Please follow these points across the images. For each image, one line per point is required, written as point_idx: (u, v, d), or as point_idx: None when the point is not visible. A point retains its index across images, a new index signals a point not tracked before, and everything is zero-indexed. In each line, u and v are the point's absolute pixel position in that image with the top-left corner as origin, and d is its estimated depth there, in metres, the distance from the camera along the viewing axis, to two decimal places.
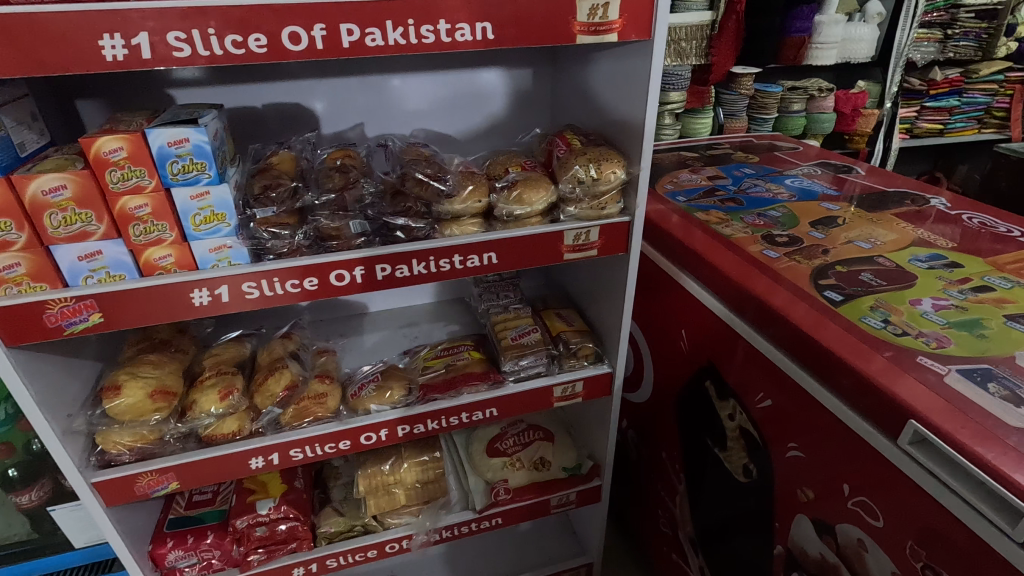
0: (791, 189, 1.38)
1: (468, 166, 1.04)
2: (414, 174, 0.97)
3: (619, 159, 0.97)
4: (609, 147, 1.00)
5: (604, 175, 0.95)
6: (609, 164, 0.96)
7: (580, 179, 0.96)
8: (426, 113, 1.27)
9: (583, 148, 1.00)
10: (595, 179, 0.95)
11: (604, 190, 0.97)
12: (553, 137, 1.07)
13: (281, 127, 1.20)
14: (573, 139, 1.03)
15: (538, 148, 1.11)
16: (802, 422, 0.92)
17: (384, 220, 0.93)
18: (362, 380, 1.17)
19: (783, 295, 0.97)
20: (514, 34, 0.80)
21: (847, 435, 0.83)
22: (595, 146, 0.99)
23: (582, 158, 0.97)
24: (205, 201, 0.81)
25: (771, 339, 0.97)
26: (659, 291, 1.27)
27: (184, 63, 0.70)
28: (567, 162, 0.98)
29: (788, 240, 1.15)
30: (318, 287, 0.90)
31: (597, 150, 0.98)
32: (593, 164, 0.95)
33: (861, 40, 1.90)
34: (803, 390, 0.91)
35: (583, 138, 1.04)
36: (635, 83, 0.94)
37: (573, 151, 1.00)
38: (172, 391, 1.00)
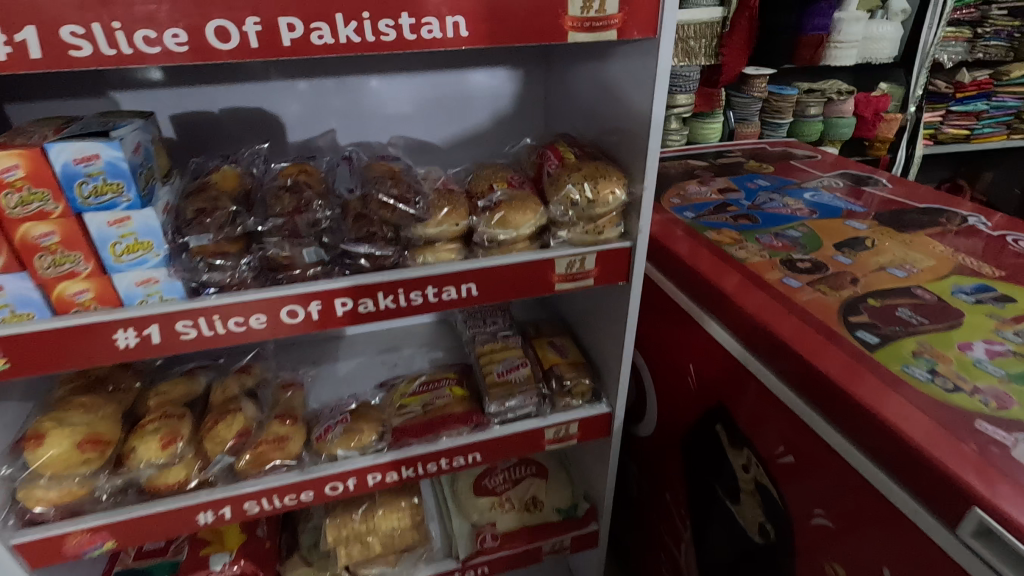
0: (811, 205, 1.25)
1: (446, 183, 0.91)
2: (380, 192, 0.84)
3: (619, 177, 0.84)
4: (607, 162, 0.86)
5: (601, 196, 0.82)
6: (608, 183, 0.82)
7: (573, 201, 0.83)
8: (405, 119, 1.14)
9: (577, 163, 0.87)
10: (592, 200, 0.82)
11: (601, 213, 0.84)
12: (544, 150, 0.94)
13: (242, 134, 1.07)
14: (566, 152, 0.90)
15: (527, 161, 0.98)
16: (830, 486, 0.79)
17: (344, 248, 0.80)
18: (329, 421, 1.03)
19: (807, 334, 0.84)
20: (492, 32, 0.67)
21: (887, 510, 0.70)
22: (591, 161, 0.86)
23: (575, 175, 0.84)
24: (125, 228, 0.68)
25: (793, 386, 0.84)
26: (664, 318, 1.14)
27: (83, 63, 0.57)
28: (559, 181, 0.85)
29: (811, 265, 1.01)
30: (266, 325, 0.77)
31: (594, 166, 0.85)
32: (589, 184, 0.82)
33: (882, 39, 1.76)
34: (833, 452, 0.78)
35: (578, 150, 0.91)
36: (637, 89, 0.81)
37: (566, 168, 0.87)
38: (106, 439, 0.88)
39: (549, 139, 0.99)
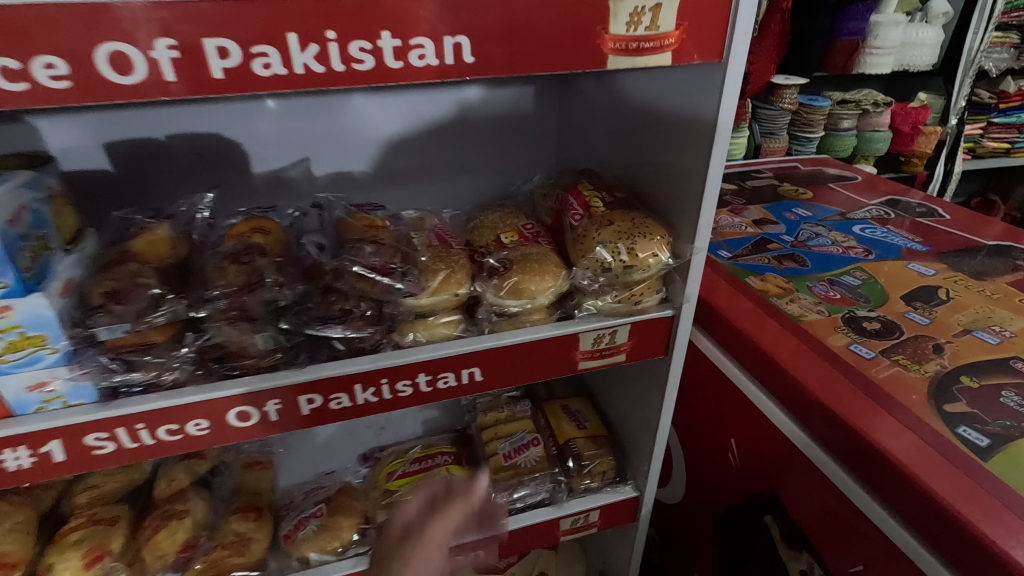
0: (863, 242, 1.08)
1: (442, 234, 0.73)
2: (358, 250, 0.66)
3: (663, 234, 0.66)
4: (646, 214, 0.69)
5: (639, 261, 0.65)
6: (650, 243, 0.65)
7: (606, 266, 0.66)
8: (395, 146, 0.96)
9: (609, 216, 0.70)
10: (629, 264, 0.65)
11: (641, 279, 0.66)
12: (562, 194, 0.77)
13: (196, 166, 0.88)
14: (593, 199, 0.73)
15: (542, 205, 0.80)
16: None
17: (310, 330, 0.62)
18: (300, 514, 0.85)
19: (900, 436, 0.67)
20: (506, 58, 0.49)
21: None
22: (626, 214, 0.69)
23: (606, 232, 0.67)
24: (4, 321, 0.49)
25: (878, 497, 0.67)
26: (698, 380, 0.97)
27: None
28: (587, 239, 0.68)
29: (880, 326, 0.85)
30: (209, 431, 0.59)
31: (630, 221, 0.68)
32: (627, 244, 0.65)
33: (923, 45, 1.59)
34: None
35: (607, 195, 0.74)
36: (689, 126, 0.64)
37: (595, 221, 0.70)
38: (12, 561, 0.67)
39: (568, 177, 0.81)
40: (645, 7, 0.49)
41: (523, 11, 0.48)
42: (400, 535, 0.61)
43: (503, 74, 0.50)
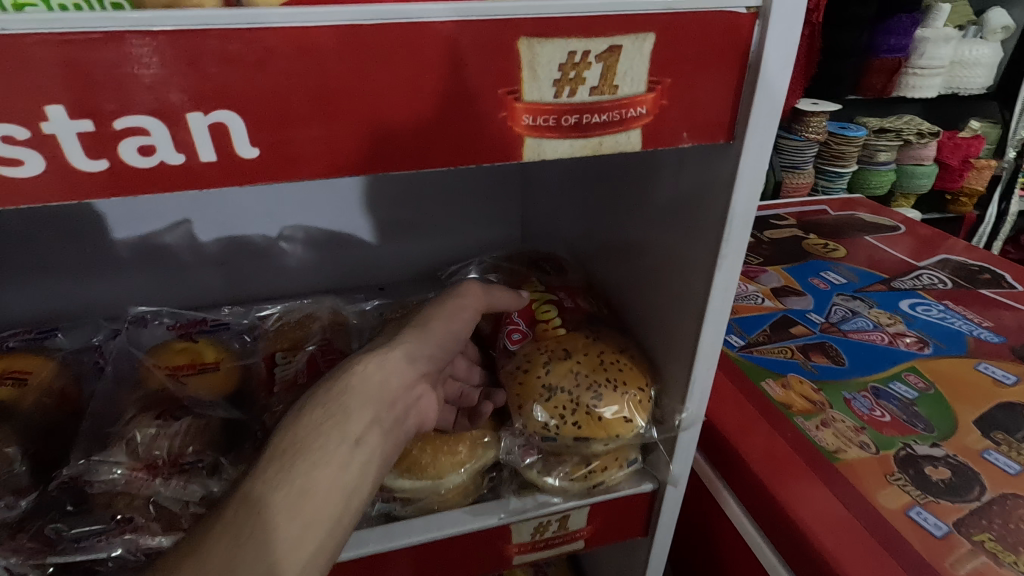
0: (916, 327, 0.84)
1: (323, 353, 0.51)
2: (134, 432, 0.41)
3: (642, 377, 0.46)
4: (619, 348, 0.48)
5: (608, 424, 0.44)
6: (620, 400, 0.45)
7: (552, 425, 0.45)
8: (305, 202, 0.74)
9: (562, 342, 0.49)
10: (591, 427, 0.44)
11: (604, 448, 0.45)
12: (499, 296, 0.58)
13: (24, 233, 0.65)
14: (546, 309, 0.53)
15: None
16: None
17: (61, 558, 0.36)
18: None
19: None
20: (343, 149, 0.27)
21: None
22: (589, 342, 0.49)
23: (557, 372, 0.47)
24: None
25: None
26: (699, 518, 0.74)
27: None
28: (528, 377, 0.47)
29: (952, 474, 0.61)
30: None
31: (595, 356, 0.47)
32: (587, 397, 0.45)
33: (978, 65, 1.34)
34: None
35: (565, 303, 0.54)
36: (682, 231, 0.41)
37: (541, 348, 0.49)
38: None
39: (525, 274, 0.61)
40: (590, 52, 0.27)
41: (380, 77, 0.25)
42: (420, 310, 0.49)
43: (412, 153, 0.28)
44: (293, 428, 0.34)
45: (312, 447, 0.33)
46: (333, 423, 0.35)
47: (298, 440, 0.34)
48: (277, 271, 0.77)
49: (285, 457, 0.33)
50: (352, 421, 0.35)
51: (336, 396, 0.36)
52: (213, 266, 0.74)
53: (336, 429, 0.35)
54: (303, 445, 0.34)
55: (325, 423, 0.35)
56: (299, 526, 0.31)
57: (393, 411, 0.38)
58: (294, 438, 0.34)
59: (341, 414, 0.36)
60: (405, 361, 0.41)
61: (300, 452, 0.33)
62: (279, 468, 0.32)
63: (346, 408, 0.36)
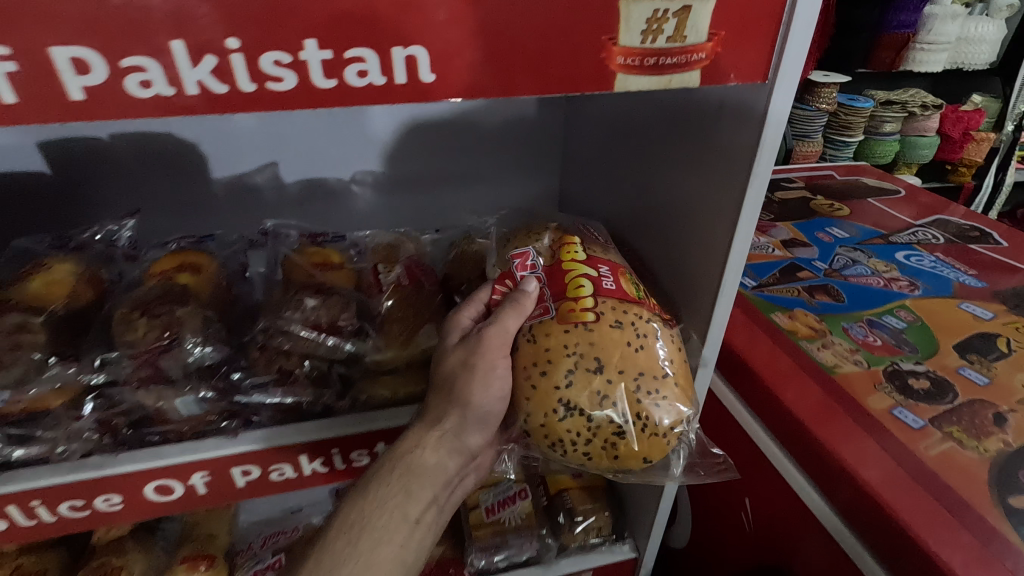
0: (907, 273, 0.95)
1: (414, 267, 0.62)
2: (302, 300, 0.53)
3: (668, 412, 0.49)
4: (659, 375, 0.49)
5: (623, 460, 0.50)
6: (641, 444, 0.49)
7: (561, 445, 0.49)
8: (377, 148, 0.84)
9: (592, 346, 0.48)
10: (600, 453, 0.49)
11: (605, 466, 0.51)
12: (517, 254, 0.56)
13: (142, 167, 0.76)
14: (580, 284, 0.51)
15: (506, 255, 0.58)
16: None
17: (242, 398, 0.50)
18: (259, 564, 0.78)
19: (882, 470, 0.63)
20: (488, 69, 0.37)
21: None
22: (627, 356, 0.48)
23: (578, 391, 0.48)
24: None
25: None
26: (712, 428, 0.86)
27: None
28: (546, 387, 0.48)
29: (930, 384, 0.72)
30: (123, 507, 0.50)
31: (629, 377, 0.48)
32: (608, 429, 0.48)
33: (982, 41, 1.43)
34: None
35: (604, 284, 0.51)
36: (721, 159, 0.52)
37: (566, 344, 0.48)
38: None
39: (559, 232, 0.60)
40: (670, 10, 0.37)
41: (527, 20, 0.36)
42: (455, 361, 0.50)
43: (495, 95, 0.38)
44: (360, 512, 0.48)
45: (375, 528, 0.48)
46: (396, 503, 0.49)
47: (364, 519, 0.48)
48: (348, 211, 0.88)
49: (353, 534, 0.47)
50: (411, 504, 0.49)
51: (399, 477, 0.49)
52: (295, 206, 0.85)
53: (395, 510, 0.49)
54: (368, 524, 0.48)
55: (388, 504, 0.49)
56: None
57: (445, 487, 0.51)
58: (359, 516, 0.48)
59: (401, 495, 0.49)
60: (461, 443, 0.51)
61: (366, 531, 0.47)
62: (347, 541, 0.47)
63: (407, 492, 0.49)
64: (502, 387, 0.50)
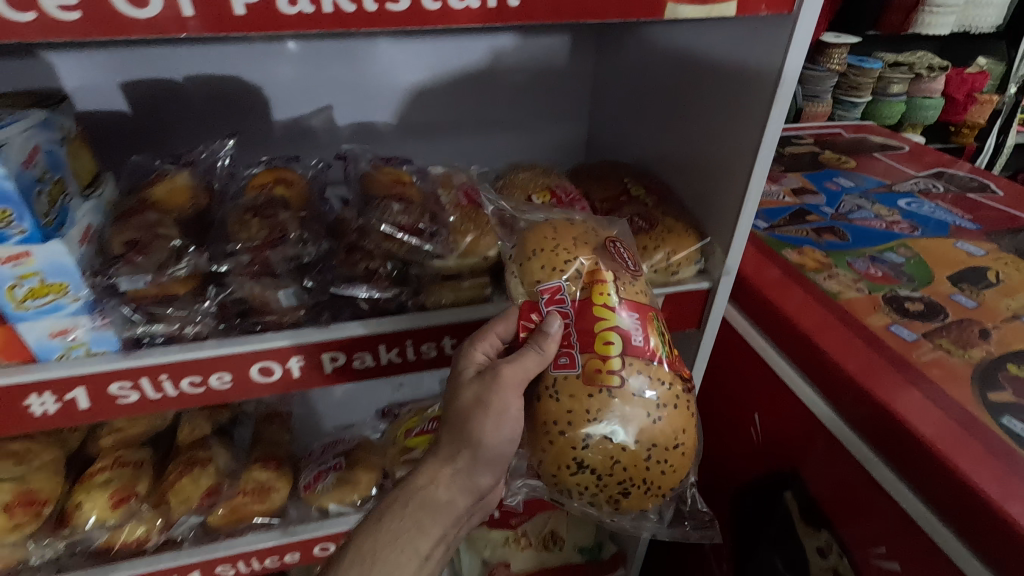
0: (908, 217, 1.02)
1: (471, 191, 0.70)
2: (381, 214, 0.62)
3: (667, 476, 0.58)
4: (667, 445, 0.57)
5: (621, 507, 0.59)
6: (639, 499, 0.58)
7: (572, 490, 0.58)
8: (422, 95, 0.91)
9: (613, 413, 0.55)
10: (603, 501, 0.59)
11: (604, 510, 0.61)
12: (549, 286, 0.56)
13: (211, 109, 0.84)
14: (609, 340, 0.55)
15: (532, 273, 0.58)
16: None
17: (336, 290, 0.60)
18: (321, 466, 0.87)
19: (929, 415, 0.66)
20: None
21: None
22: (643, 426, 0.56)
23: (592, 451, 0.55)
24: (25, 268, 0.48)
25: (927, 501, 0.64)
26: (726, 354, 0.95)
27: None
28: (565, 445, 0.55)
29: (924, 307, 0.81)
30: (231, 385, 0.58)
31: (642, 445, 0.56)
32: (615, 489, 0.57)
33: (988, 5, 1.49)
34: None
35: (635, 341, 0.56)
36: (744, 91, 0.59)
37: (588, 411, 0.54)
38: (44, 498, 0.71)
39: (589, 251, 0.59)
40: None
41: None
42: (470, 391, 0.53)
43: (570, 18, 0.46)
44: (373, 543, 0.51)
45: (387, 559, 0.50)
46: (409, 537, 0.52)
47: (376, 550, 0.50)
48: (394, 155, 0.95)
49: (364, 565, 0.50)
50: (423, 539, 0.52)
51: (413, 511, 0.52)
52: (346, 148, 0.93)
53: (406, 543, 0.51)
54: (381, 556, 0.50)
55: (399, 538, 0.51)
56: None
57: (454, 523, 0.55)
58: (373, 546, 0.51)
59: (414, 530, 0.52)
60: (474, 481, 0.54)
61: (378, 560, 0.50)
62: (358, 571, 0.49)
63: (420, 527, 0.52)
64: (513, 430, 0.53)
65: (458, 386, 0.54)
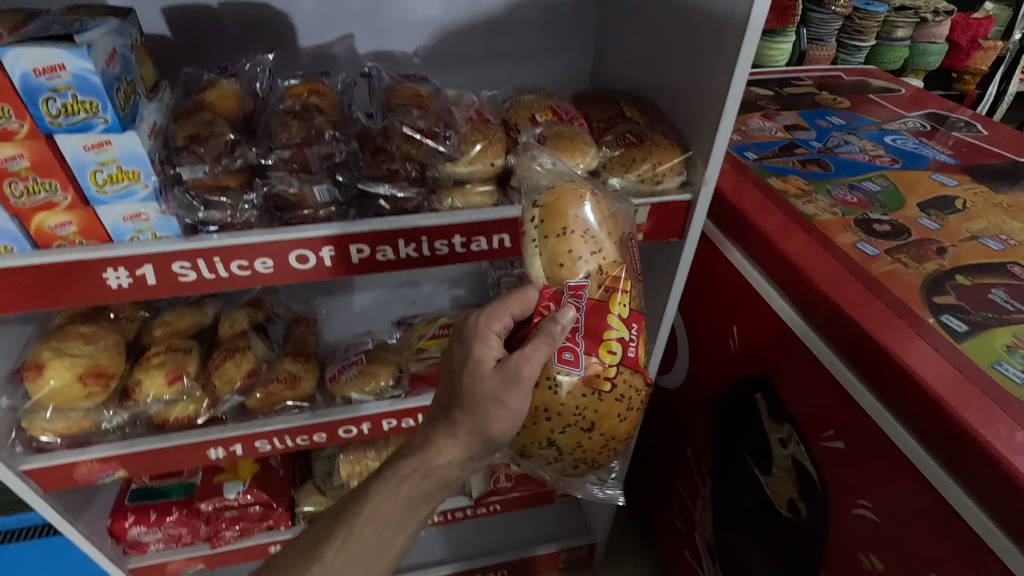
0: (891, 152, 1.09)
1: (480, 110, 0.78)
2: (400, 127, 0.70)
3: (613, 456, 0.71)
4: (622, 439, 0.69)
5: (564, 475, 0.72)
6: (583, 473, 0.71)
7: (534, 458, 0.69)
8: (437, 25, 0.97)
9: (595, 410, 0.65)
10: (554, 471, 0.71)
11: (549, 476, 0.73)
12: (576, 283, 0.63)
13: (243, 33, 0.91)
14: (612, 348, 0.64)
15: (556, 255, 0.64)
16: (874, 473, 0.74)
17: (362, 186, 0.69)
18: (343, 361, 0.99)
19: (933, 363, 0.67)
20: None
21: (941, 509, 0.65)
22: (612, 424, 0.67)
23: (563, 435, 0.66)
24: (106, 155, 0.58)
25: (880, 398, 0.72)
26: (712, 275, 1.05)
27: None
28: (546, 427, 0.65)
29: (890, 228, 0.89)
30: (273, 270, 0.68)
31: (602, 437, 0.68)
32: (569, 464, 0.69)
33: None
34: (901, 460, 0.70)
35: (630, 353, 0.65)
36: (722, 18, 0.65)
37: (577, 405, 0.64)
38: (109, 372, 0.83)
39: (611, 250, 0.66)
40: None
41: None
42: (493, 385, 0.59)
43: None
44: (388, 506, 0.62)
45: (398, 517, 0.63)
46: (418, 503, 0.63)
47: (389, 511, 0.62)
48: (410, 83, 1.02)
49: (379, 518, 0.62)
50: (426, 505, 0.64)
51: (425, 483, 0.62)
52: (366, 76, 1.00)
53: (412, 506, 0.63)
54: (391, 514, 0.62)
55: (410, 505, 0.63)
56: (375, 553, 0.63)
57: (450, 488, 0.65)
58: (388, 507, 0.62)
59: (424, 498, 0.63)
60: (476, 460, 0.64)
61: (388, 512, 0.62)
62: (374, 525, 0.62)
63: (428, 496, 0.63)
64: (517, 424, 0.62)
65: (479, 373, 0.60)
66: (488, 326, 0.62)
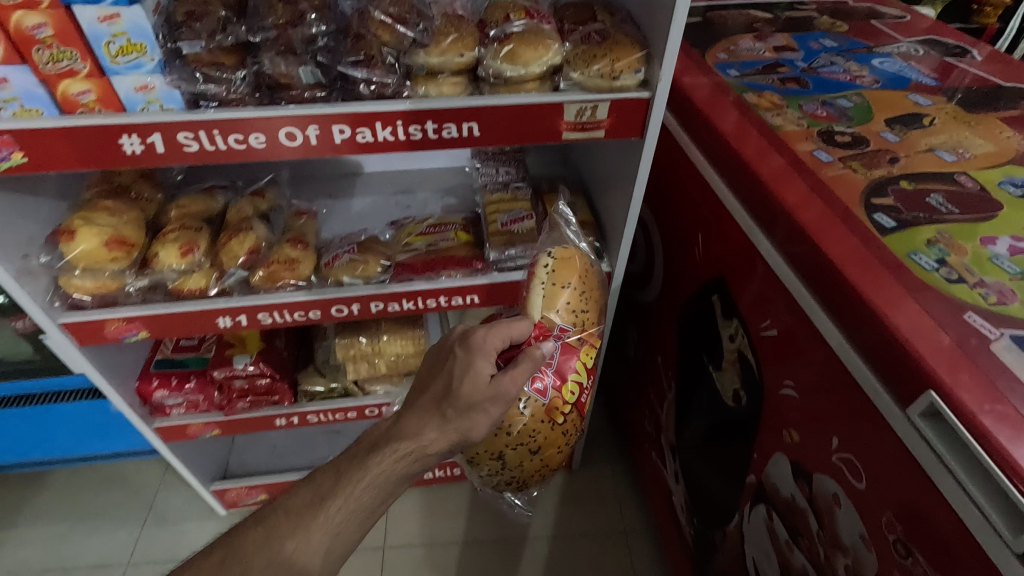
0: (875, 73, 1.10)
1: (457, 9, 0.84)
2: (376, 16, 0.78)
3: (538, 481, 0.85)
4: (554, 465, 0.83)
5: (494, 482, 0.85)
6: (512, 485, 0.84)
7: (480, 462, 0.81)
8: None
9: (546, 437, 0.78)
10: (490, 478, 0.84)
11: (484, 480, 0.85)
12: (561, 327, 0.81)
13: None
14: (574, 389, 0.79)
15: (551, 300, 0.82)
16: (798, 357, 0.81)
17: (343, 70, 0.77)
18: (337, 250, 1.09)
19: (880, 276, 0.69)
20: None
21: (844, 378, 0.72)
22: (552, 452, 0.80)
23: (511, 452, 0.78)
24: (116, 26, 0.67)
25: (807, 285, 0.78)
26: (684, 188, 1.10)
27: None
28: (504, 440, 0.77)
29: (851, 139, 0.93)
30: (265, 145, 0.76)
31: (539, 461, 0.80)
32: (507, 475, 0.82)
33: None
34: (817, 339, 0.77)
35: (581, 398, 0.80)
36: None
37: (533, 429, 0.77)
38: (130, 241, 0.95)
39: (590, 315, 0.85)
40: None
41: None
42: (485, 395, 0.66)
43: None
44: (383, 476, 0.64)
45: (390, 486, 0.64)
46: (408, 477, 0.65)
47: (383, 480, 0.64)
48: None
49: (375, 485, 0.64)
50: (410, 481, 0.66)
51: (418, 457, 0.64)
52: None
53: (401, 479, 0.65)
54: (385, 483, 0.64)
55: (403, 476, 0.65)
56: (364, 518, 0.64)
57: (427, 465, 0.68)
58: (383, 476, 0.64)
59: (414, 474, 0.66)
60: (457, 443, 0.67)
61: (382, 480, 0.64)
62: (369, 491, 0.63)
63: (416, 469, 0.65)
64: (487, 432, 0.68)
65: (478, 384, 0.66)
66: (491, 341, 0.70)
